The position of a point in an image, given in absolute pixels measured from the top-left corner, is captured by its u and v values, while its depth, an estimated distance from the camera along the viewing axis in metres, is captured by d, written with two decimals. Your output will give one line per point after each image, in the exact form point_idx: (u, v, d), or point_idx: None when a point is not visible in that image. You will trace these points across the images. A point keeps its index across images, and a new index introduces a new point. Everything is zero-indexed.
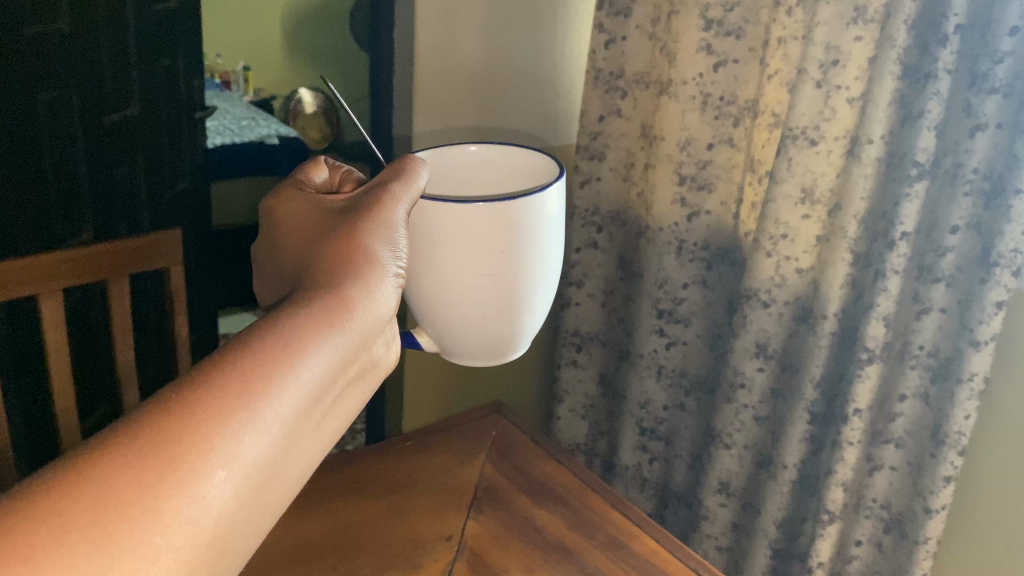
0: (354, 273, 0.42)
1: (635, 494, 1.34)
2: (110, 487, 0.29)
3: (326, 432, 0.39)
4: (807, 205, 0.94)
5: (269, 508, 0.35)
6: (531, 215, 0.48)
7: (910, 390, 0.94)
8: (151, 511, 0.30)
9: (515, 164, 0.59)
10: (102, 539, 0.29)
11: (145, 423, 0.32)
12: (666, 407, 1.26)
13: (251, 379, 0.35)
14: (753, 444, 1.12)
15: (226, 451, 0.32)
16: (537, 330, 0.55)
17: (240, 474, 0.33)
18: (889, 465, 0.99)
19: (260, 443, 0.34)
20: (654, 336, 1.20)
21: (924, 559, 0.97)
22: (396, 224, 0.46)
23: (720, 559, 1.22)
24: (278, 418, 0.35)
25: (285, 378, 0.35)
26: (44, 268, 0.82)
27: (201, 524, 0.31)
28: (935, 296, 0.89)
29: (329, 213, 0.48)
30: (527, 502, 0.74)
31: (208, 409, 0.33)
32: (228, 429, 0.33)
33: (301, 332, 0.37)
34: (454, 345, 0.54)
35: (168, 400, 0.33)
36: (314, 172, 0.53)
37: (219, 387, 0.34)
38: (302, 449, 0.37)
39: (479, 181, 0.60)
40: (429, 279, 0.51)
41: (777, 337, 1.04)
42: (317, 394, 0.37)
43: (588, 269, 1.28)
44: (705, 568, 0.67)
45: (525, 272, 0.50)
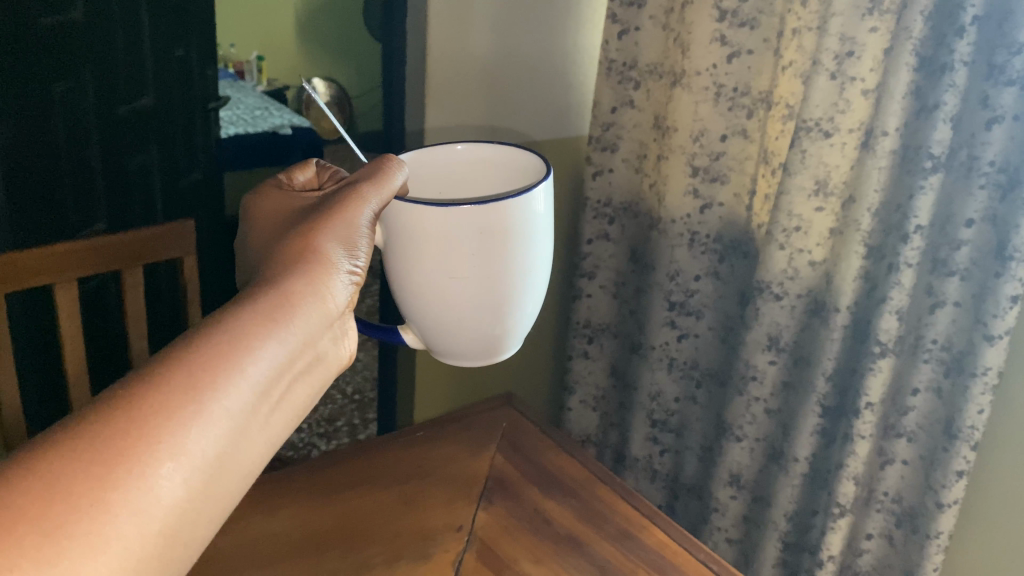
0: (307, 273, 0.44)
1: (645, 486, 1.35)
2: (56, 482, 0.31)
3: (281, 425, 0.40)
4: (821, 197, 0.94)
5: (225, 499, 0.37)
6: (515, 217, 0.48)
7: (924, 383, 0.94)
8: (99, 502, 0.32)
9: (508, 163, 0.58)
10: (51, 530, 0.31)
11: (92, 419, 0.33)
12: (677, 399, 1.26)
13: (198, 376, 0.36)
14: (765, 437, 1.12)
15: (174, 445, 0.34)
16: (523, 331, 0.54)
17: (189, 466, 0.35)
18: (901, 459, 0.98)
19: (208, 437, 0.35)
20: (666, 327, 1.20)
21: (935, 553, 0.97)
22: (359, 224, 0.47)
23: (730, 552, 1.22)
24: (226, 412, 0.36)
25: (231, 375, 0.37)
26: (59, 258, 0.83)
27: (149, 513, 0.33)
28: (949, 289, 0.88)
29: (298, 212, 0.50)
30: (537, 493, 0.74)
31: (154, 404, 0.35)
32: (175, 423, 0.35)
33: (248, 330, 0.39)
34: (443, 346, 0.54)
35: (118, 395, 0.35)
36: (300, 170, 0.54)
37: (165, 382, 0.35)
38: (256, 440, 0.39)
39: (472, 179, 0.59)
40: (410, 279, 0.51)
41: (789, 330, 1.03)
42: (265, 388, 0.39)
43: (599, 261, 1.27)
44: (715, 560, 0.67)
45: (502, 276, 0.50)
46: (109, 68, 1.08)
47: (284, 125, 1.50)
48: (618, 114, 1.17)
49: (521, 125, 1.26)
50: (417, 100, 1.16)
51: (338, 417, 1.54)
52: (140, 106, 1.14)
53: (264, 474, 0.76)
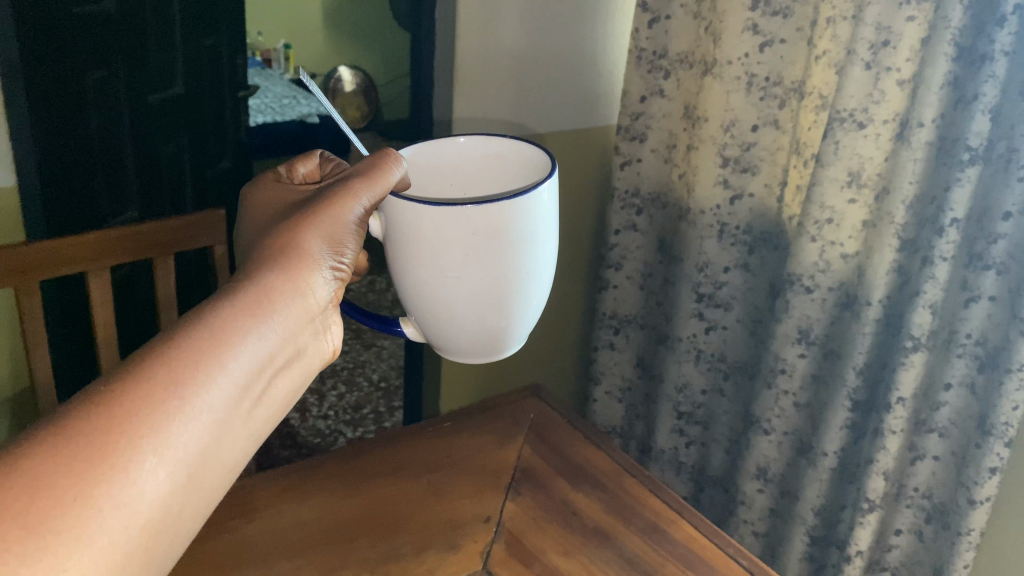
0: (290, 268, 0.44)
1: (670, 478, 1.34)
2: (40, 475, 0.31)
3: (263, 419, 0.40)
4: (854, 189, 0.93)
5: (207, 494, 0.37)
6: (514, 220, 0.47)
7: (957, 379, 0.93)
8: (82, 496, 0.31)
9: (515, 158, 0.56)
10: (36, 525, 0.30)
11: (73, 413, 0.33)
12: (704, 391, 1.25)
13: (180, 370, 0.36)
14: (793, 431, 1.11)
15: (157, 439, 0.34)
16: (523, 329, 0.54)
17: (172, 460, 0.34)
18: (932, 455, 0.97)
19: (192, 431, 0.35)
20: (694, 319, 1.19)
21: (966, 550, 0.96)
22: (347, 220, 0.48)
23: (756, 545, 1.22)
24: (209, 405, 0.36)
25: (213, 370, 0.37)
26: (94, 245, 0.84)
27: (133, 508, 0.33)
28: (985, 284, 0.87)
29: (290, 205, 0.50)
30: (565, 484, 0.74)
31: (136, 398, 0.34)
32: (157, 417, 0.34)
33: (229, 324, 0.39)
34: (444, 343, 0.55)
35: (97, 390, 0.34)
36: (299, 165, 0.55)
37: (146, 377, 0.35)
38: (238, 435, 0.38)
39: (483, 175, 0.58)
40: (407, 275, 0.51)
41: (819, 323, 1.02)
42: (247, 382, 0.38)
43: (626, 252, 1.27)
44: (745, 555, 0.67)
45: (498, 276, 0.49)
46: (142, 57, 1.09)
47: (312, 113, 1.53)
48: (648, 105, 1.16)
49: (549, 116, 1.25)
50: (446, 89, 1.15)
51: (364, 404, 1.55)
52: (172, 94, 1.16)
53: (293, 463, 0.76)
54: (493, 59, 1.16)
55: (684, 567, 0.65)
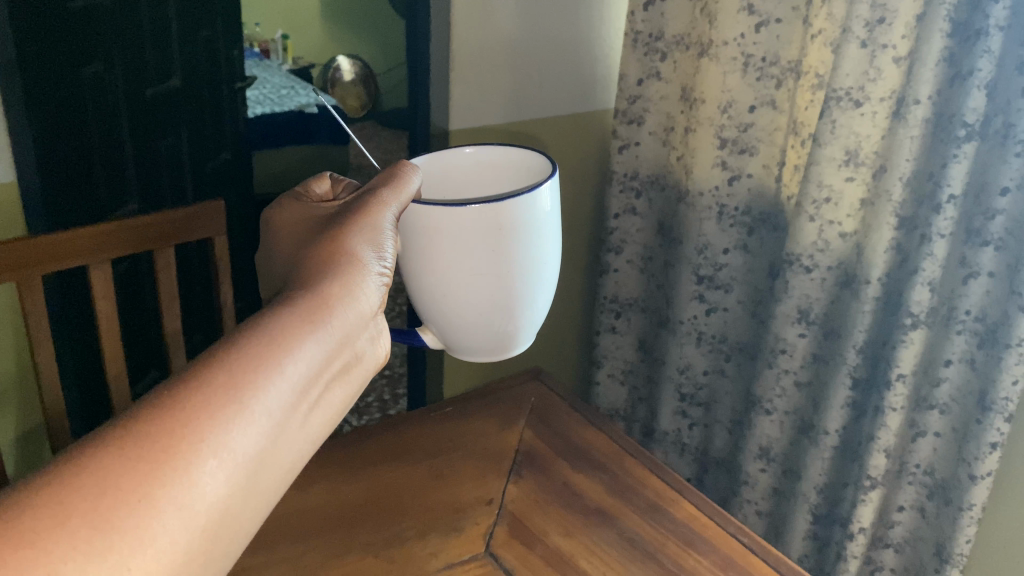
0: (341, 272, 0.45)
1: (674, 460, 1.35)
2: (105, 475, 0.31)
3: (316, 426, 0.41)
4: (851, 167, 0.92)
5: (263, 497, 0.38)
6: (528, 215, 0.51)
7: (957, 355, 0.93)
8: (146, 497, 0.32)
9: (511, 164, 0.61)
10: (101, 523, 0.30)
11: (136, 417, 0.34)
12: (705, 372, 1.25)
13: (241, 375, 0.37)
14: (795, 409, 1.11)
15: (218, 441, 0.35)
16: (536, 324, 0.58)
17: (231, 463, 0.35)
18: (933, 431, 0.98)
19: (250, 434, 0.36)
20: (694, 302, 1.19)
21: (968, 525, 0.96)
22: (384, 225, 0.50)
23: (760, 524, 1.22)
24: (267, 410, 0.37)
25: (272, 375, 0.38)
26: (96, 239, 0.84)
27: (196, 508, 0.33)
28: (983, 260, 0.87)
29: (318, 221, 0.52)
30: (566, 467, 0.75)
31: (199, 401, 0.35)
32: (218, 421, 0.35)
33: (291, 332, 0.40)
34: (458, 343, 0.58)
35: (161, 395, 0.35)
36: (315, 184, 0.57)
37: (210, 382, 0.36)
38: (295, 438, 0.39)
39: (480, 182, 0.63)
40: (429, 280, 0.54)
41: (819, 303, 1.03)
42: (303, 388, 0.39)
43: (626, 236, 1.27)
44: (745, 533, 0.67)
45: (518, 270, 0.53)
46: (138, 52, 1.10)
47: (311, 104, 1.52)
48: (644, 88, 1.16)
49: (546, 102, 1.26)
50: (443, 76, 1.15)
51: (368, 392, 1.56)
52: (169, 87, 1.16)
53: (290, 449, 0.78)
54: (488, 45, 1.15)
55: (685, 546, 0.66)
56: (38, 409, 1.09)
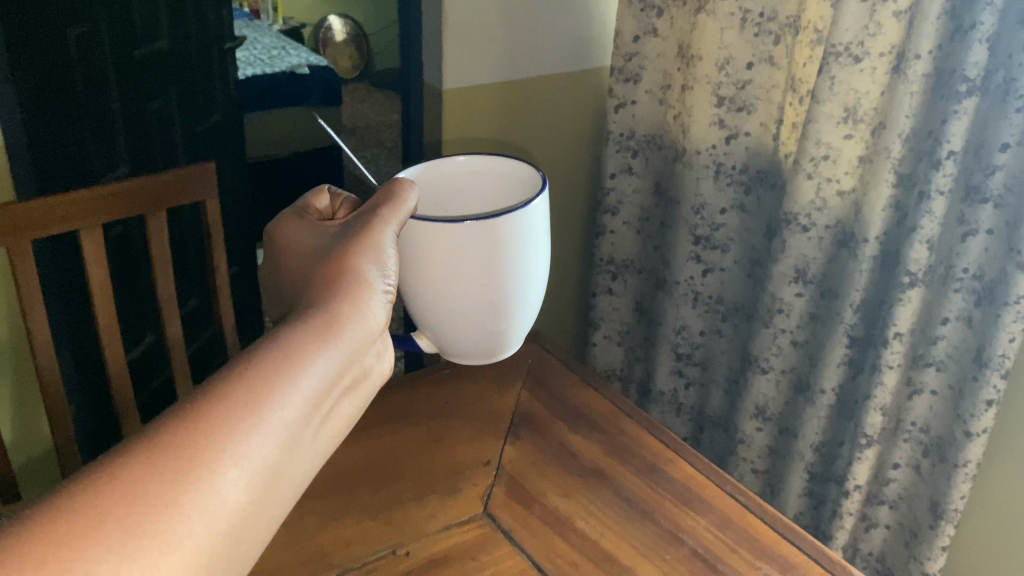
0: (352, 287, 0.45)
1: (670, 419, 1.35)
2: (132, 484, 0.32)
3: (331, 435, 0.41)
4: (850, 125, 0.91)
5: (281, 505, 0.38)
6: (520, 229, 0.53)
7: (953, 313, 0.93)
8: (171, 505, 0.32)
9: (499, 172, 0.63)
10: (128, 528, 0.31)
11: (161, 429, 0.34)
12: (702, 332, 1.25)
13: (260, 386, 0.37)
14: (791, 368, 1.12)
15: (238, 452, 0.35)
16: (526, 326, 0.60)
17: (251, 473, 0.35)
18: (929, 389, 0.98)
19: (269, 444, 0.36)
20: (691, 262, 1.19)
21: (962, 482, 0.97)
22: (384, 245, 0.49)
23: (756, 482, 1.23)
24: (286, 420, 0.37)
25: (290, 385, 0.38)
26: (86, 202, 0.83)
27: (218, 517, 0.33)
28: (982, 217, 0.87)
29: (325, 238, 0.51)
30: (563, 427, 0.75)
31: (220, 412, 0.35)
32: (237, 432, 0.35)
33: (307, 343, 0.40)
34: (453, 344, 0.60)
35: (183, 408, 0.35)
36: (315, 199, 0.55)
37: (229, 393, 0.36)
38: (310, 448, 0.39)
39: (469, 188, 0.64)
40: (425, 289, 0.56)
41: (817, 262, 1.02)
42: (319, 398, 0.39)
43: (623, 196, 1.26)
44: (742, 491, 0.67)
45: (510, 279, 0.55)
46: (124, 12, 1.09)
47: (302, 65, 1.53)
48: (637, 48, 1.15)
49: (541, 60, 1.24)
50: (436, 35, 1.13)
51: None
52: (159, 47, 1.16)
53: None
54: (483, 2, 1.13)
55: (682, 505, 0.66)
56: (33, 381, 1.09)
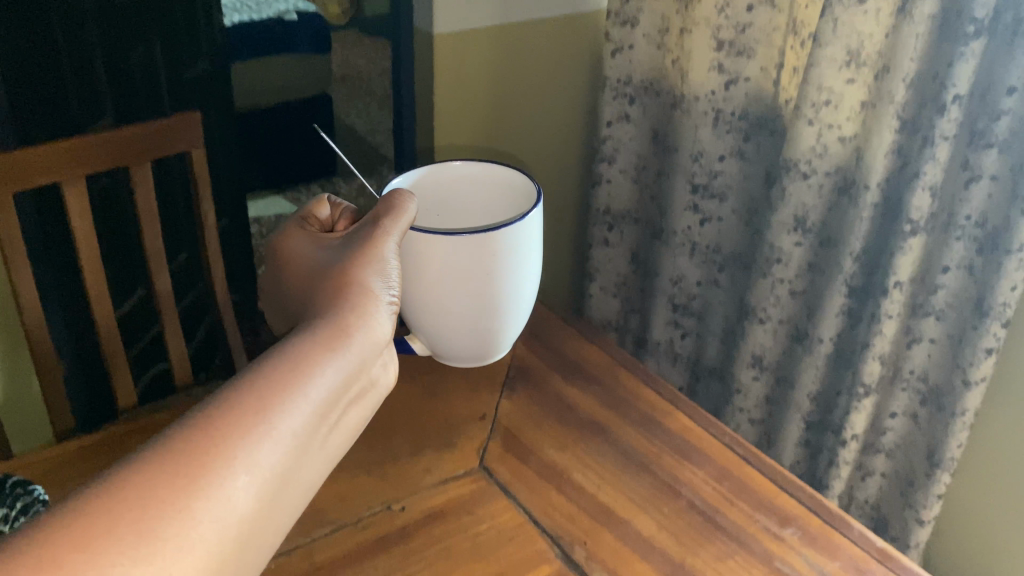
0: (354, 306, 0.50)
1: (666, 370, 1.35)
2: (154, 485, 0.36)
3: (332, 447, 0.45)
4: (853, 69, 0.89)
5: (286, 511, 0.42)
6: (509, 240, 0.63)
7: (955, 262, 0.91)
8: (186, 505, 0.36)
9: (495, 179, 0.75)
10: (146, 529, 0.34)
11: (180, 435, 0.38)
12: (699, 282, 1.24)
13: (270, 397, 0.41)
14: (788, 318, 1.10)
15: (248, 458, 0.39)
16: (511, 327, 0.70)
17: (260, 478, 0.39)
18: (928, 337, 0.97)
19: (277, 451, 0.40)
20: (689, 211, 1.17)
21: (959, 430, 0.97)
22: (386, 255, 0.56)
23: (753, 432, 1.23)
24: (292, 429, 0.41)
25: (297, 397, 0.42)
26: (67, 154, 0.81)
27: (230, 517, 0.37)
28: (986, 163, 0.85)
29: (327, 247, 0.59)
30: (560, 380, 0.74)
31: (234, 421, 0.39)
32: (248, 439, 0.39)
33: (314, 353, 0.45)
34: (450, 344, 0.70)
35: (200, 416, 0.39)
36: (318, 210, 0.66)
37: (239, 406, 0.40)
38: (313, 458, 0.43)
39: (467, 191, 0.76)
40: (426, 294, 0.65)
41: (816, 209, 1.00)
42: (323, 410, 0.44)
43: (620, 144, 1.23)
44: (740, 444, 0.66)
45: (500, 282, 0.65)
46: None
47: None
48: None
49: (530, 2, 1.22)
50: None
51: None
52: None
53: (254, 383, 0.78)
54: None
55: (679, 457, 0.65)
56: (25, 344, 1.08)
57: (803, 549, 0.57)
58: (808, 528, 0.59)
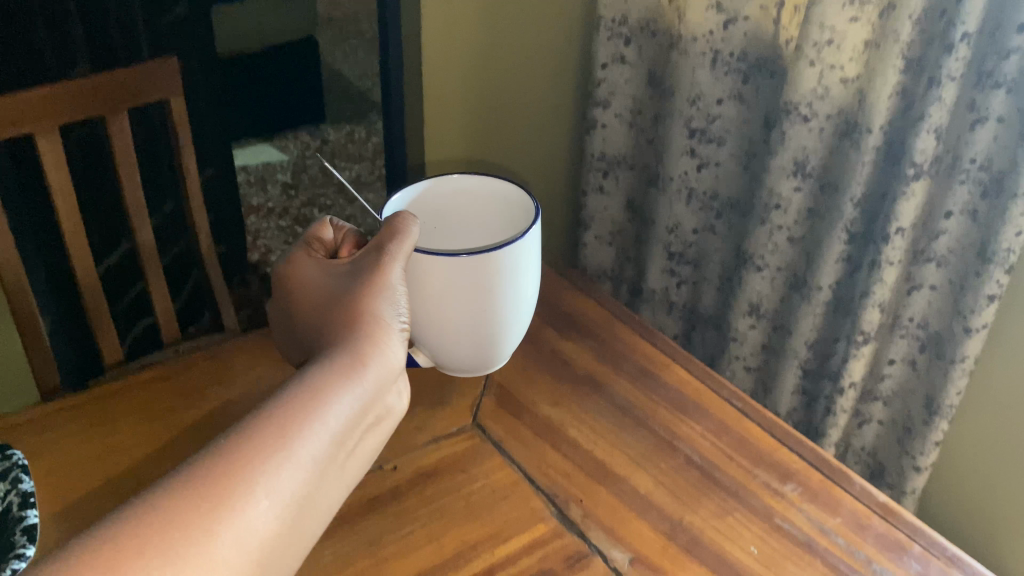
0: (368, 335, 0.51)
1: (661, 319, 1.33)
2: (178, 513, 0.38)
3: (350, 472, 0.48)
4: (856, 7, 0.86)
5: (306, 536, 0.44)
6: (508, 260, 0.59)
7: (958, 206, 0.89)
8: (208, 532, 0.38)
9: (494, 194, 0.72)
10: (168, 556, 0.37)
11: (204, 464, 0.41)
12: (695, 231, 1.21)
13: (288, 426, 0.44)
14: (786, 266, 1.09)
15: (268, 486, 0.41)
16: (513, 342, 0.66)
17: (279, 505, 0.42)
18: (929, 284, 0.96)
19: (296, 478, 0.43)
20: (686, 157, 1.14)
21: (959, 378, 0.95)
22: (393, 282, 0.56)
23: (749, 380, 1.21)
24: (309, 457, 0.44)
25: (314, 424, 0.45)
26: (37, 103, 0.78)
27: (249, 543, 0.40)
28: (994, 104, 0.82)
29: (335, 272, 0.58)
30: (554, 334, 0.73)
31: (255, 449, 0.42)
32: (267, 468, 0.42)
33: (327, 384, 0.47)
34: (447, 363, 0.66)
35: (223, 445, 0.42)
36: (321, 233, 0.63)
37: (257, 439, 0.42)
38: (332, 483, 0.46)
39: (465, 204, 0.73)
40: (427, 314, 0.62)
41: (817, 154, 0.98)
42: (340, 436, 0.46)
43: (615, 87, 1.20)
44: (739, 397, 0.66)
45: (501, 298, 0.61)
46: None
47: None
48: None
49: None
50: None
51: None
52: None
53: (231, 341, 0.75)
54: None
55: (677, 412, 0.65)
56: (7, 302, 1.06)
57: (804, 505, 0.57)
58: (810, 483, 0.59)
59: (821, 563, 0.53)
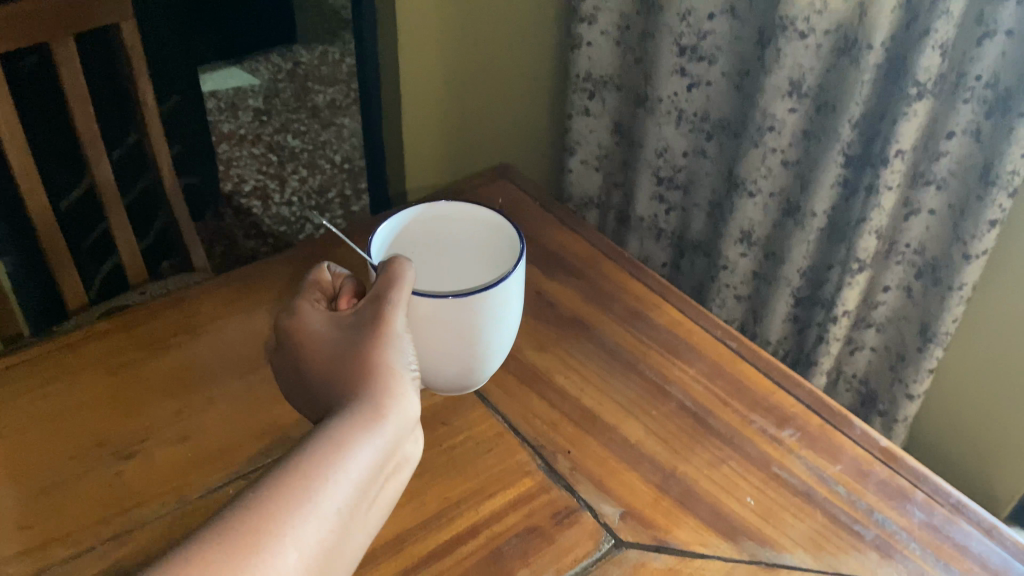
0: (379, 380, 0.45)
1: (650, 246, 1.30)
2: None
3: (376, 524, 0.42)
4: None
5: None
6: (494, 302, 0.52)
7: (961, 126, 0.85)
8: None
9: (484, 234, 0.61)
10: None
11: (213, 527, 0.35)
12: (686, 154, 1.17)
13: (303, 480, 0.38)
14: (780, 190, 1.05)
15: (286, 547, 0.36)
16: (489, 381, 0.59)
17: (300, 565, 0.36)
18: (928, 209, 0.92)
19: (318, 533, 0.37)
20: (675, 77, 1.08)
21: (955, 304, 0.93)
22: (395, 330, 0.48)
23: (739, 309, 1.19)
24: (330, 510, 0.38)
25: (333, 474, 0.39)
26: None
27: None
28: (1003, 16, 0.76)
29: (337, 321, 0.50)
30: (539, 273, 0.71)
31: (270, 507, 0.36)
32: (283, 526, 0.36)
33: (331, 447, 0.40)
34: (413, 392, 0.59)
35: (235, 506, 0.37)
36: (319, 277, 0.55)
37: (269, 502, 0.36)
38: (358, 537, 0.40)
39: (450, 239, 0.62)
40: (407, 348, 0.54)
41: (814, 72, 0.93)
42: (364, 485, 0.40)
43: (600, 3, 1.12)
44: (732, 337, 0.65)
45: (485, 341, 0.55)
46: None
47: None
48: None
49: None
50: None
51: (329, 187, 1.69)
52: None
53: (187, 291, 0.70)
54: None
55: (669, 353, 0.64)
56: None
57: (801, 452, 0.56)
58: (807, 428, 0.58)
59: (821, 513, 0.53)
